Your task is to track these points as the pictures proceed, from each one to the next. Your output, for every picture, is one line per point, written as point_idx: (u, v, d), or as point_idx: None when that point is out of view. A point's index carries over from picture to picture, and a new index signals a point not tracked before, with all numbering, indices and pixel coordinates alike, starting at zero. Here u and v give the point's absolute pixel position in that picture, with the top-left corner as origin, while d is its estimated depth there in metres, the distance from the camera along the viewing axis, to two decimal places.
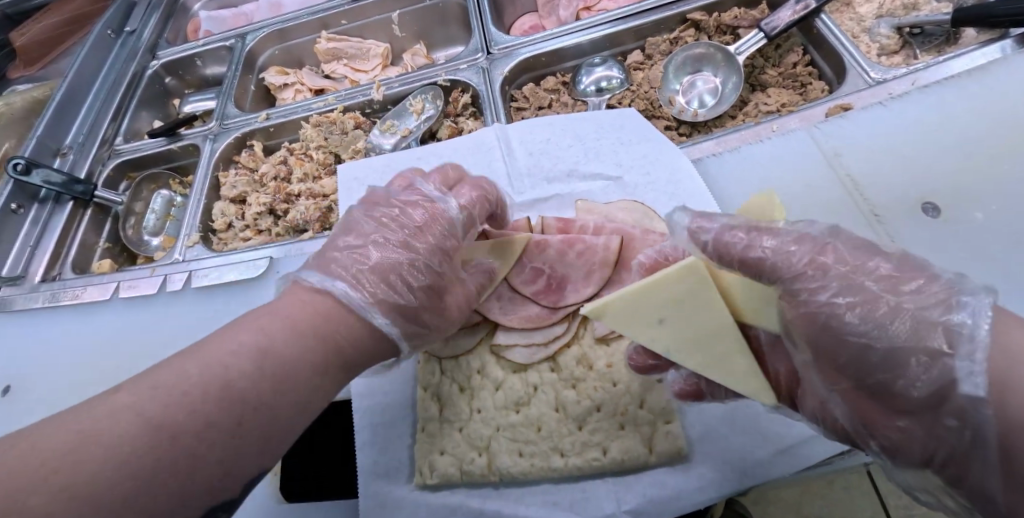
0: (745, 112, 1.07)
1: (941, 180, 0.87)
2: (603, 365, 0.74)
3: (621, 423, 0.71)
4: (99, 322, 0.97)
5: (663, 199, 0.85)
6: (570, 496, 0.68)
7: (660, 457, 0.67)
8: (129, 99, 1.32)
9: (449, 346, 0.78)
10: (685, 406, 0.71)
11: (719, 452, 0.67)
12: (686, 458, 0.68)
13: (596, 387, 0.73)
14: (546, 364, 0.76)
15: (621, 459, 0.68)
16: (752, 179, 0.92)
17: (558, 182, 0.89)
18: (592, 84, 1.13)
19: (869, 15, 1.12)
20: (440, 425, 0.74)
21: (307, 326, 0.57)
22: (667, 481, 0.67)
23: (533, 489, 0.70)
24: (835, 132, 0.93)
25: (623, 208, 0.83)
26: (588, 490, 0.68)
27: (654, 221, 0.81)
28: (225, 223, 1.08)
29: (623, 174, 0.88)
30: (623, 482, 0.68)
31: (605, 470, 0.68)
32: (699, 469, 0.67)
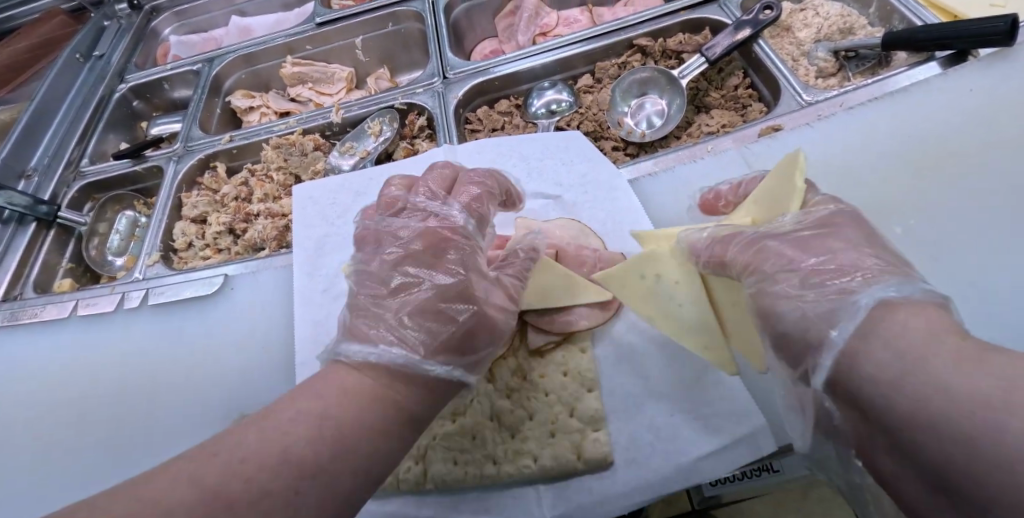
0: (685, 133, 1.12)
1: (865, 196, 0.92)
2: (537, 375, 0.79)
3: (552, 432, 0.74)
4: (57, 341, 0.99)
5: (599, 219, 0.89)
6: (504, 503, 0.71)
7: (587, 464, 0.71)
8: (95, 123, 1.35)
9: None
10: (612, 414, 0.74)
11: (643, 458, 0.71)
12: (611, 464, 0.71)
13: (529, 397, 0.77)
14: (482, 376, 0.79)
15: (551, 466, 0.71)
16: (684, 195, 0.97)
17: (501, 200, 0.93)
18: (543, 107, 1.18)
19: (808, 39, 1.18)
20: None
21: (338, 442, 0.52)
22: (593, 486, 0.70)
23: (466, 495, 0.73)
24: (765, 153, 0.98)
25: (561, 225, 0.87)
26: (520, 497, 0.72)
27: (588, 239, 0.85)
28: (185, 242, 1.10)
29: (562, 194, 0.92)
30: (553, 487, 0.71)
31: (535, 477, 0.71)
32: (623, 475, 0.70)
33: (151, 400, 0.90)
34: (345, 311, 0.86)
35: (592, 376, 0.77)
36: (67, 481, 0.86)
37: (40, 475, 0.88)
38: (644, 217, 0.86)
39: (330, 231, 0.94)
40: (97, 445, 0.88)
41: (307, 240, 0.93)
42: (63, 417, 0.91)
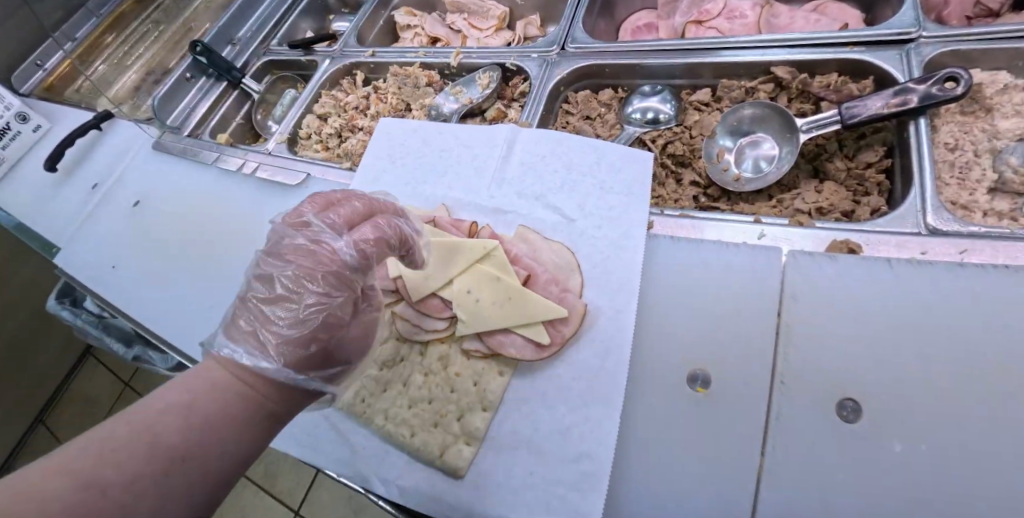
0: (771, 204, 0.94)
1: (818, 328, 0.65)
2: (453, 371, 0.75)
3: (435, 422, 0.73)
4: (201, 179, 1.31)
5: (593, 259, 0.80)
6: (365, 467, 0.73)
7: (441, 465, 0.69)
8: (294, 9, 1.61)
9: None
10: (494, 439, 0.70)
11: (485, 492, 0.67)
12: (462, 478, 0.68)
13: (438, 383, 0.75)
14: (418, 345, 0.79)
15: (416, 448, 0.71)
16: (697, 255, 0.75)
17: (524, 200, 0.88)
18: (639, 111, 1.11)
19: (1008, 134, 0.84)
20: None
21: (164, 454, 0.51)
22: (433, 483, 0.69)
23: (356, 428, 0.76)
24: (810, 271, 0.69)
25: (553, 251, 0.80)
26: (372, 467, 0.73)
27: (571, 277, 0.77)
28: (307, 134, 1.32)
29: (577, 218, 0.84)
30: (410, 465, 0.72)
31: (403, 448, 0.72)
32: (463, 492, 0.68)
33: (229, 247, 1.15)
34: None
35: (493, 399, 0.71)
36: (162, 279, 1.16)
37: (150, 268, 1.20)
38: (635, 278, 0.75)
39: (386, 167, 1.01)
40: (186, 263, 1.17)
41: (368, 167, 1.02)
42: (181, 234, 1.22)
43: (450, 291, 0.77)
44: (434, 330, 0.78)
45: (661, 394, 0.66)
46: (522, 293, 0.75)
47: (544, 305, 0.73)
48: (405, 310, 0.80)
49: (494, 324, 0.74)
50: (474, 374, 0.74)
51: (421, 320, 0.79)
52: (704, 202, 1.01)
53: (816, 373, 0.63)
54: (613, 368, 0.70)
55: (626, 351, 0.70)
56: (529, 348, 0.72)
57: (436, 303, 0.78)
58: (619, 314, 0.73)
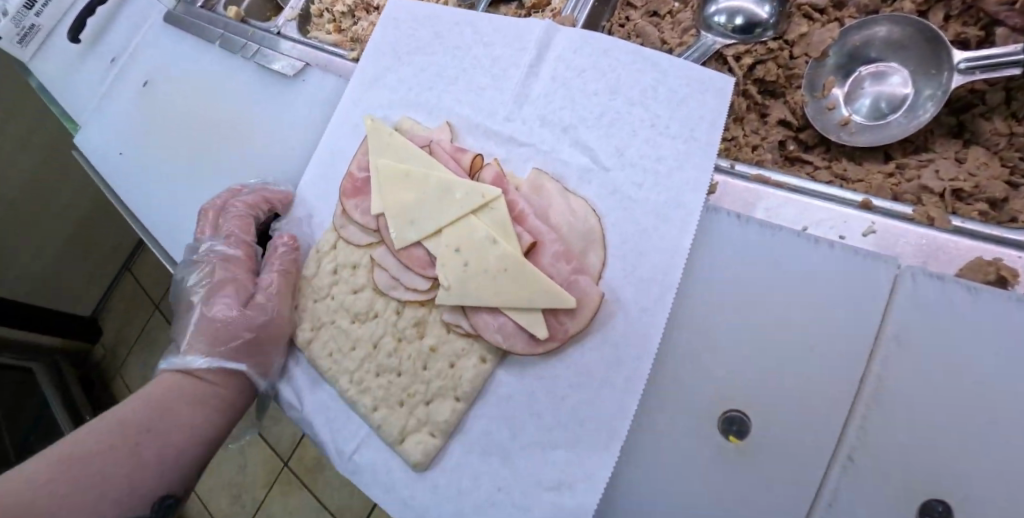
0: (885, 170, 0.68)
1: (920, 393, 0.45)
2: (428, 344, 0.61)
3: (401, 400, 0.61)
4: None
5: (622, 229, 0.59)
6: (321, 434, 0.65)
7: (401, 453, 0.59)
8: None
9: (347, 230, 0.70)
10: (468, 436, 0.58)
11: (449, 497, 0.57)
12: (423, 472, 0.58)
13: (409, 356, 0.62)
14: (394, 303, 0.64)
15: (376, 427, 0.61)
16: (769, 248, 0.54)
17: (546, 130, 0.66)
18: (723, 14, 0.78)
19: None
20: (307, 286, 0.71)
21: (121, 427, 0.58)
22: (392, 470, 0.60)
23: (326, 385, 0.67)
24: (929, 305, 0.47)
25: (574, 210, 0.60)
26: (334, 437, 0.64)
27: (592, 252, 0.58)
28: (318, 9, 1.10)
29: (613, 166, 0.62)
30: (371, 443, 0.62)
31: (365, 422, 0.62)
32: (423, 490, 0.58)
33: None
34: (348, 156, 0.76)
35: (469, 390, 0.58)
36: None
37: None
38: (679, 269, 0.57)
39: (388, 63, 0.79)
40: None
41: (366, 65, 0.80)
42: None
43: (437, 245, 0.61)
44: (413, 289, 0.63)
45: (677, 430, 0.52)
46: (521, 265, 0.57)
47: (545, 286, 0.56)
48: (385, 256, 0.66)
49: (478, 299, 0.57)
50: (452, 353, 0.60)
51: (401, 273, 0.64)
52: (795, 151, 0.75)
53: (898, 456, 0.45)
54: (625, 385, 0.54)
55: (647, 364, 0.54)
56: (519, 336, 0.56)
57: (421, 255, 0.63)
58: (643, 312, 0.56)
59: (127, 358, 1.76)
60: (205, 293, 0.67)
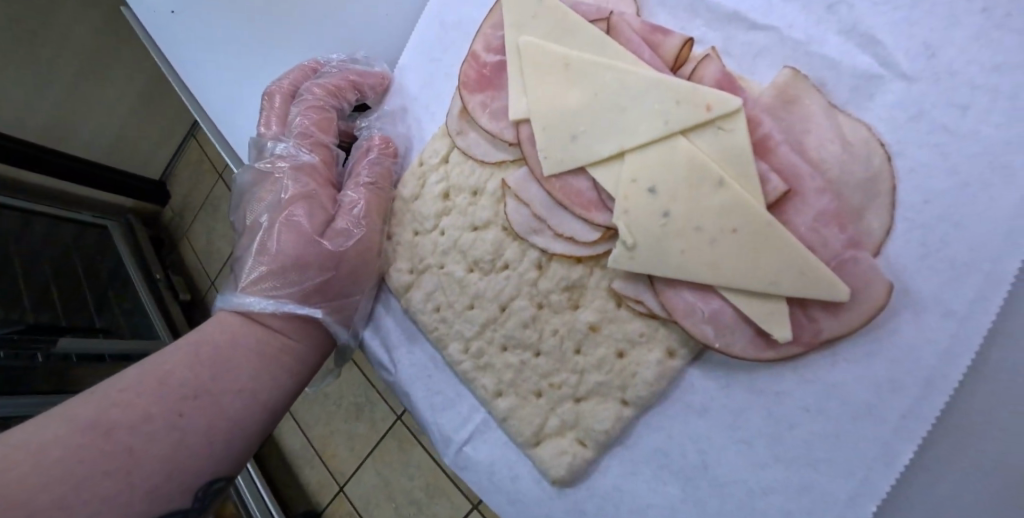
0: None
1: None
2: (585, 321, 0.43)
3: (538, 389, 0.45)
4: None
5: (926, 179, 0.37)
6: (420, 411, 0.49)
7: (534, 458, 0.44)
8: None
9: (468, 139, 0.49)
10: (633, 453, 0.42)
11: None
12: (563, 488, 0.44)
13: (554, 331, 0.44)
14: (534, 254, 0.45)
15: (500, 418, 0.45)
16: None
17: (794, 6, 0.42)
18: None
19: None
20: (406, 211, 0.52)
21: (163, 386, 0.42)
22: (518, 477, 0.45)
23: (428, 345, 0.50)
24: None
25: (848, 144, 0.38)
26: (437, 416, 0.49)
27: (869, 214, 0.37)
28: None
29: (916, 77, 0.38)
30: (489, 434, 0.47)
31: (483, 406, 0.47)
32: (562, 508, 0.44)
33: None
34: (467, 25, 0.52)
35: (645, 397, 0.40)
36: None
37: None
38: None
39: None
40: None
41: None
42: None
43: (614, 177, 0.41)
44: (570, 240, 0.43)
45: (966, 491, 0.36)
46: (763, 227, 0.36)
47: (800, 265, 0.35)
48: (525, 184, 0.45)
49: (683, 270, 0.38)
50: (621, 339, 0.42)
51: (550, 213, 0.44)
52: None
53: None
54: (898, 426, 0.36)
55: (938, 402, 0.35)
56: (738, 331, 0.38)
57: (584, 190, 0.42)
58: (945, 320, 0.36)
59: (192, 223, 1.24)
60: (270, 214, 0.49)
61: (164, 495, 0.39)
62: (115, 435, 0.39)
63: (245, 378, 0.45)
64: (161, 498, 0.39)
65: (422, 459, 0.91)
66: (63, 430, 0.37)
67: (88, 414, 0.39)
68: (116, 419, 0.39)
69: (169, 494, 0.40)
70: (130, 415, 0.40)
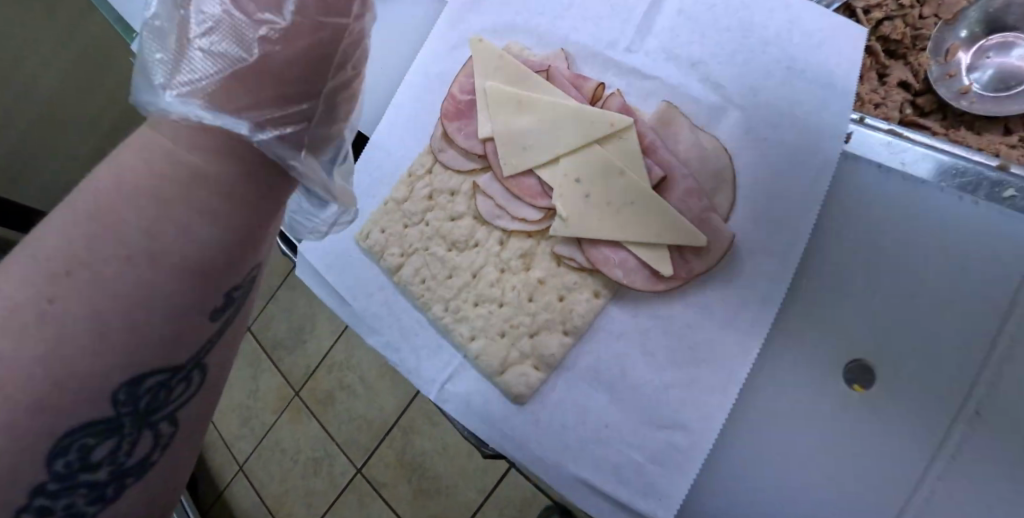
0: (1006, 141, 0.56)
1: None
2: (536, 277, 0.59)
3: (502, 332, 0.60)
4: None
5: (755, 171, 0.57)
6: (407, 362, 0.61)
7: (499, 384, 0.57)
8: None
9: (447, 154, 0.65)
10: (573, 372, 0.57)
11: (548, 429, 0.56)
12: (521, 405, 0.57)
13: (514, 287, 0.60)
14: (497, 234, 0.62)
15: (473, 356, 0.59)
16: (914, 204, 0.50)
17: (671, 64, 0.62)
18: None
19: None
20: (395, 208, 0.66)
21: (154, 175, 0.31)
22: (488, 401, 0.59)
23: (412, 310, 0.63)
24: None
25: (705, 150, 0.57)
26: (421, 364, 0.61)
27: (717, 195, 0.57)
28: None
29: (747, 107, 0.59)
30: (464, 373, 0.60)
31: (460, 351, 0.60)
32: (520, 421, 0.57)
33: None
34: (444, 71, 0.70)
35: (580, 326, 0.56)
36: None
37: None
38: (810, 219, 0.53)
39: None
40: None
41: None
42: None
43: (553, 174, 0.58)
44: (524, 220, 0.60)
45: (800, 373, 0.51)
46: (649, 199, 0.54)
47: (674, 223, 0.54)
48: (490, 184, 0.62)
49: (600, 232, 0.55)
50: (562, 288, 0.58)
51: (508, 202, 0.60)
52: (910, 115, 0.61)
53: None
54: (749, 330, 0.52)
55: (770, 311, 0.52)
56: (640, 273, 0.54)
57: (531, 184, 0.60)
58: (771, 258, 0.54)
59: None
60: None
61: (122, 352, 0.30)
62: (87, 254, 0.29)
63: (258, 203, 0.34)
64: (111, 362, 0.30)
65: (381, 510, 1.11)
66: (33, 254, 0.29)
67: (61, 224, 0.30)
68: (80, 234, 0.30)
69: (112, 356, 0.30)
70: (107, 220, 0.30)
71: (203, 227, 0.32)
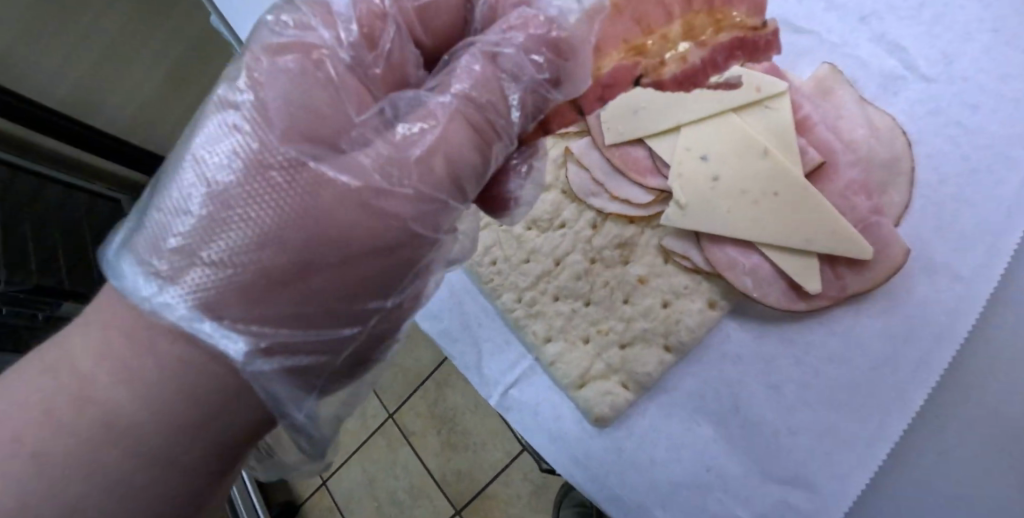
0: None
1: None
2: (634, 275, 0.48)
3: (586, 336, 0.49)
4: None
5: (941, 164, 0.43)
6: (467, 357, 0.52)
7: (577, 398, 0.47)
8: None
9: None
10: (670, 395, 0.46)
11: (633, 460, 0.46)
12: (601, 428, 0.47)
13: (605, 284, 0.49)
14: (589, 215, 0.51)
15: (548, 360, 0.49)
16: None
17: (832, 15, 0.48)
18: None
19: None
20: None
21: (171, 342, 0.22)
22: (560, 417, 0.49)
23: (477, 296, 0.53)
24: None
25: (874, 132, 0.44)
26: (484, 361, 0.52)
27: (888, 192, 0.43)
28: None
29: (934, 78, 0.45)
30: (533, 378, 0.50)
31: (531, 352, 0.50)
32: (599, 446, 0.47)
33: None
34: None
35: (686, 342, 0.45)
36: None
37: None
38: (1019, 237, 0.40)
39: None
40: None
41: None
42: None
43: (670, 147, 0.46)
44: (626, 201, 0.48)
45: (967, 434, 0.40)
46: (801, 191, 0.42)
47: (832, 225, 0.41)
48: (586, 150, 0.50)
49: (729, 227, 0.43)
50: (666, 292, 0.47)
51: (608, 177, 0.48)
52: None
53: None
54: (913, 375, 0.40)
55: (945, 354, 0.40)
56: (775, 285, 0.43)
57: (639, 157, 0.48)
58: (954, 283, 0.41)
59: None
60: None
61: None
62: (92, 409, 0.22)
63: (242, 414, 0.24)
64: None
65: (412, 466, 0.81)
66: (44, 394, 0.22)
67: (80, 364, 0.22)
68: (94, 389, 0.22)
69: None
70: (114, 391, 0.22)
71: (189, 449, 0.23)
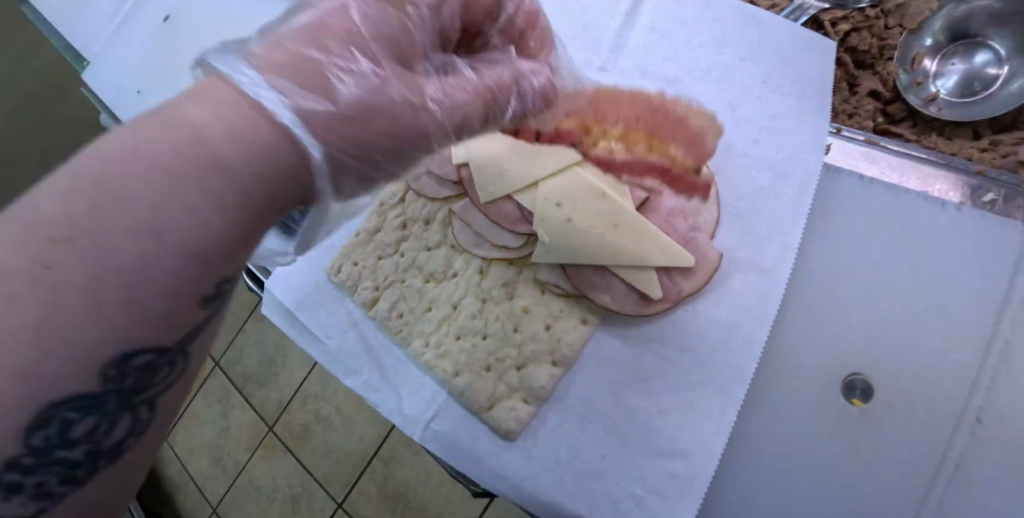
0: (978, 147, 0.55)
1: None
2: (520, 306, 0.57)
3: (488, 365, 0.57)
4: None
5: (739, 186, 0.56)
6: (388, 401, 0.58)
7: (488, 419, 0.54)
8: None
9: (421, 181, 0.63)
10: (564, 402, 0.54)
11: (542, 465, 0.53)
12: (511, 441, 0.54)
13: (498, 317, 0.57)
14: (478, 262, 0.60)
15: (458, 391, 0.55)
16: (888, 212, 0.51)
17: (647, 81, 0.62)
18: None
19: None
20: (369, 240, 0.63)
21: None
22: (476, 440, 0.55)
23: (390, 346, 0.60)
24: None
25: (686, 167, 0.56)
26: (403, 403, 0.57)
27: (702, 212, 0.55)
28: None
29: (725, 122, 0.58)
30: (449, 410, 0.56)
31: (443, 387, 0.57)
32: (512, 459, 0.53)
33: None
34: None
35: (570, 355, 0.54)
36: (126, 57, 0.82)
37: None
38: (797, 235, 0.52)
39: None
40: None
41: None
42: None
43: (532, 200, 0.55)
44: (503, 246, 0.57)
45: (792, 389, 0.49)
46: (634, 221, 0.53)
47: (661, 245, 0.53)
48: (467, 211, 0.60)
49: (585, 256, 0.53)
50: (548, 315, 0.56)
51: (487, 229, 0.58)
52: (881, 125, 0.59)
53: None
54: (743, 349, 0.51)
55: (762, 329, 0.51)
56: (628, 297, 0.53)
57: (510, 211, 0.57)
58: (760, 275, 0.52)
59: None
60: None
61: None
62: None
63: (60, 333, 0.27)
64: None
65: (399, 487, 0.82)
66: None
67: None
68: None
69: None
70: None
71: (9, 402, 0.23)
